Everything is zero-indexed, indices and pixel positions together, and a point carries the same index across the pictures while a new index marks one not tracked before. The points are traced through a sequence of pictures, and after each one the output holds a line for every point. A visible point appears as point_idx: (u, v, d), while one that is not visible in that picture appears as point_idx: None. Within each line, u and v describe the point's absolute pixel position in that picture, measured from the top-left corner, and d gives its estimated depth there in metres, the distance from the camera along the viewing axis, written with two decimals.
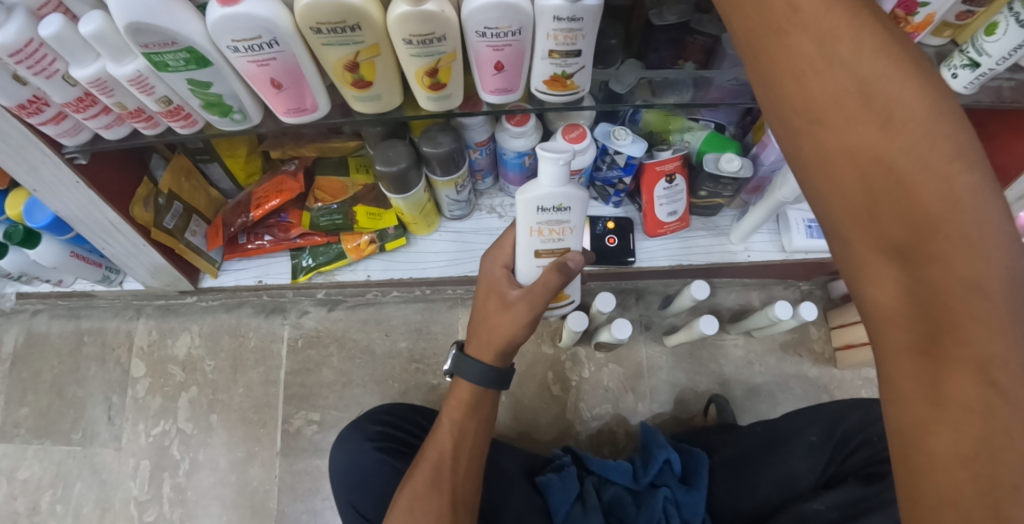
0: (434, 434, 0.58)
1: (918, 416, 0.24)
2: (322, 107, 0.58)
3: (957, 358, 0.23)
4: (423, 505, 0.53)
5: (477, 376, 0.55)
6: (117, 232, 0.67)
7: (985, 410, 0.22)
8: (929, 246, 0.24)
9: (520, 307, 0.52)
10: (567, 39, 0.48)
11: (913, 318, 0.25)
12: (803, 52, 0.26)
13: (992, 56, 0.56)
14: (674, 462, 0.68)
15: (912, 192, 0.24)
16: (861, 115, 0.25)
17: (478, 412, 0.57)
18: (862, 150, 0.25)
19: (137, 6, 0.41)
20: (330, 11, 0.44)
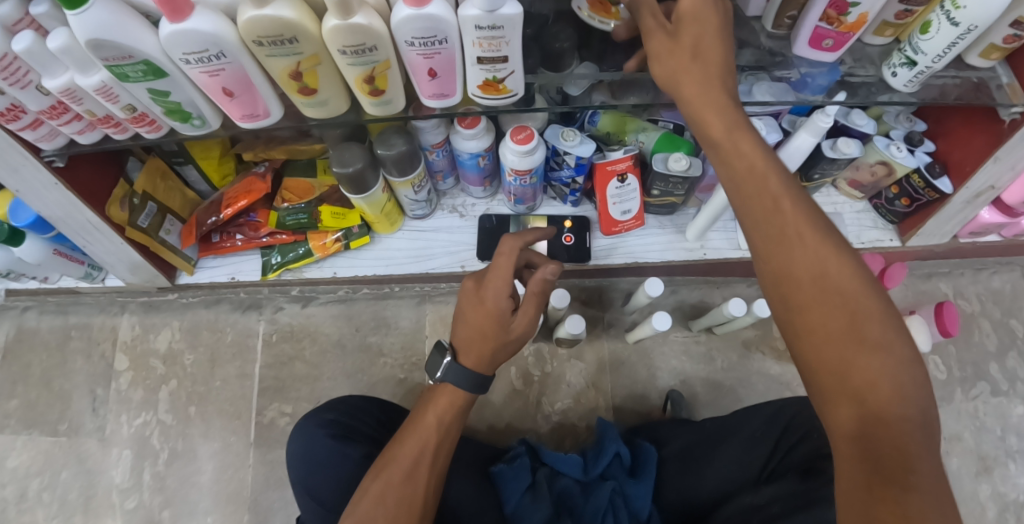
0: (415, 430, 0.60)
1: (842, 419, 0.33)
2: (274, 113, 0.61)
3: (856, 376, 0.33)
4: (397, 496, 0.55)
5: (461, 379, 0.61)
6: (96, 230, 0.71)
7: (873, 406, 0.32)
8: (828, 357, 0.34)
9: (496, 292, 0.61)
10: (491, 46, 0.50)
11: (826, 347, 0.34)
12: (748, 173, 0.38)
13: (927, 55, 0.57)
14: (623, 455, 0.71)
15: (815, 273, 0.35)
16: (788, 219, 0.36)
17: (462, 415, 0.62)
18: (786, 242, 0.36)
19: (96, 25, 0.44)
20: (268, 26, 0.47)
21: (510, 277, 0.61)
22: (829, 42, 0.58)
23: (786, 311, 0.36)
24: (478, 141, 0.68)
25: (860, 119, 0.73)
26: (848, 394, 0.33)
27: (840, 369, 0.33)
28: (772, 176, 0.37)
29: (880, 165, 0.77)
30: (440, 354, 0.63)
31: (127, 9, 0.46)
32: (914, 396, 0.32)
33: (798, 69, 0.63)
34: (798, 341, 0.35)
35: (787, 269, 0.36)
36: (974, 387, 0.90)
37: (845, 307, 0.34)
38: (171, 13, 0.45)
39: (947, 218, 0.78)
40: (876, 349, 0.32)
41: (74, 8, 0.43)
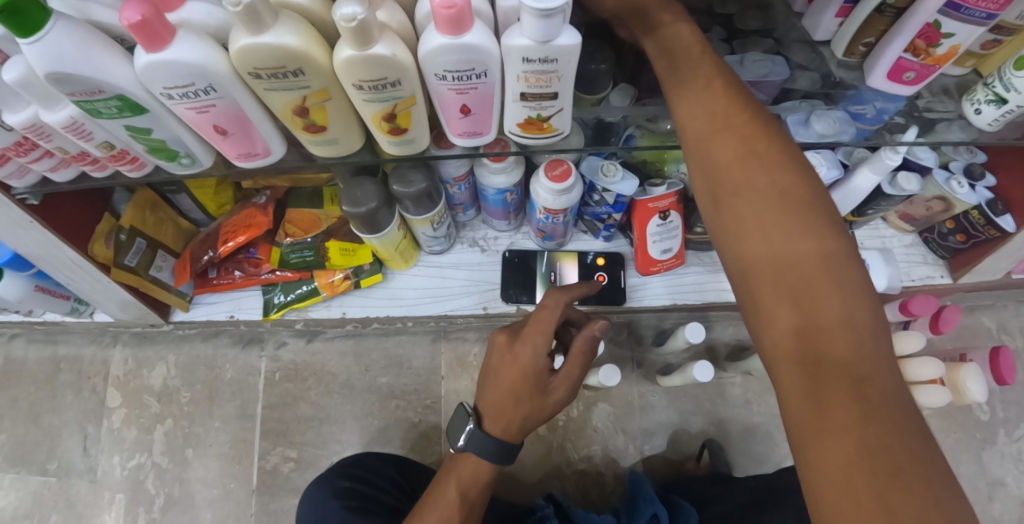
0: (437, 503, 0.55)
1: (810, 413, 0.31)
2: (275, 151, 0.54)
3: (839, 366, 0.31)
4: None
5: (486, 452, 0.56)
6: (78, 269, 0.62)
7: (850, 390, 0.30)
8: (807, 343, 0.33)
9: (527, 347, 0.56)
10: (539, 81, 0.43)
11: (800, 335, 0.33)
12: (726, 159, 0.39)
13: (1022, 92, 0.49)
14: (661, 517, 0.63)
15: (801, 262, 0.34)
16: (773, 204, 0.36)
17: (486, 489, 0.58)
18: (773, 228, 0.36)
19: (57, 56, 0.37)
20: (267, 57, 0.39)
21: (551, 333, 0.56)
22: (909, 75, 0.52)
23: (733, 230, 0.38)
24: (506, 175, 0.61)
25: (923, 152, 0.67)
26: (794, 305, 0.34)
27: (785, 281, 0.35)
28: (756, 164, 0.37)
29: (937, 200, 0.72)
30: (464, 419, 0.58)
31: (96, 35, 0.39)
32: (861, 307, 0.33)
33: (873, 103, 0.56)
34: (744, 257, 0.37)
35: (739, 192, 0.38)
36: (1018, 429, 0.85)
37: (790, 222, 0.35)
38: (148, 41, 0.37)
39: (1006, 256, 0.72)
40: (823, 264, 0.34)
41: (28, 37, 0.36)
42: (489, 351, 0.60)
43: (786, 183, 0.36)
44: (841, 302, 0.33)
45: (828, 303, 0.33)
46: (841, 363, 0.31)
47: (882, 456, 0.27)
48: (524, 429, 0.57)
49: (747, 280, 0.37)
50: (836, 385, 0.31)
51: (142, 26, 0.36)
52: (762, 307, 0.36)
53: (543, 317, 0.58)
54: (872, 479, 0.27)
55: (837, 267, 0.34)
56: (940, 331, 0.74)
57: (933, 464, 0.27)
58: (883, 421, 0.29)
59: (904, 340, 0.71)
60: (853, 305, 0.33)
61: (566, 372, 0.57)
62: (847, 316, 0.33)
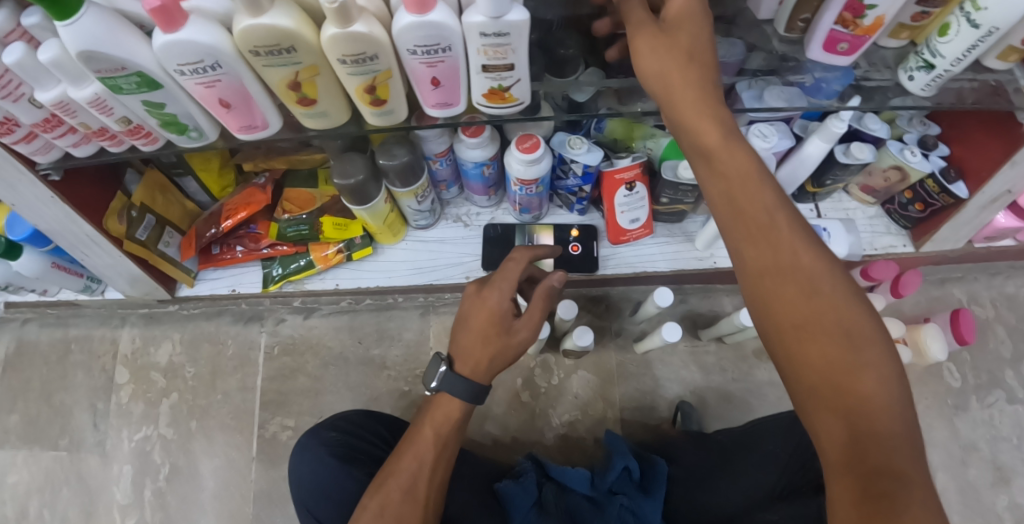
0: (414, 444, 0.59)
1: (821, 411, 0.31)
2: (273, 124, 0.60)
3: (848, 373, 0.30)
4: (396, 512, 0.54)
5: (461, 393, 0.60)
6: (94, 244, 0.69)
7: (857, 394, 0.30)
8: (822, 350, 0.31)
9: (494, 292, 0.62)
10: (497, 53, 0.48)
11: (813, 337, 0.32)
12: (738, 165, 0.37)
13: (946, 58, 0.54)
14: (632, 469, 0.68)
15: (812, 271, 0.33)
16: (778, 212, 0.35)
17: (458, 429, 0.61)
18: (784, 236, 0.34)
19: (87, 37, 0.43)
20: (263, 35, 0.45)
21: (515, 279, 0.62)
22: (843, 46, 0.56)
23: (762, 297, 0.34)
24: (482, 150, 0.67)
25: (874, 123, 0.71)
26: (833, 394, 0.30)
27: (821, 364, 0.31)
28: (761, 175, 0.36)
29: (893, 169, 0.76)
30: (437, 363, 0.62)
31: (120, 20, 0.45)
32: (897, 394, 0.30)
33: (812, 73, 0.61)
34: (771, 326, 0.33)
35: (770, 251, 0.34)
36: (989, 395, 0.88)
37: (818, 293, 0.32)
38: (165, 23, 0.44)
39: (963, 222, 0.77)
40: (860, 346, 0.31)
41: (64, 20, 0.42)
42: (461, 304, 0.65)
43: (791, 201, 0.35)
44: (849, 317, 0.32)
45: (837, 315, 0.32)
46: (852, 372, 0.30)
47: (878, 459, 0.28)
48: (491, 370, 0.61)
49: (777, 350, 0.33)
50: (842, 391, 0.30)
51: (161, 11, 0.42)
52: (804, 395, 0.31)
53: (511, 268, 0.64)
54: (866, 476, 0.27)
55: (872, 350, 0.30)
56: (901, 295, 0.78)
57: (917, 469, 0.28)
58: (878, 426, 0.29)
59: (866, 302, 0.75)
60: (892, 392, 0.30)
61: (529, 316, 0.63)
62: (888, 407, 0.29)
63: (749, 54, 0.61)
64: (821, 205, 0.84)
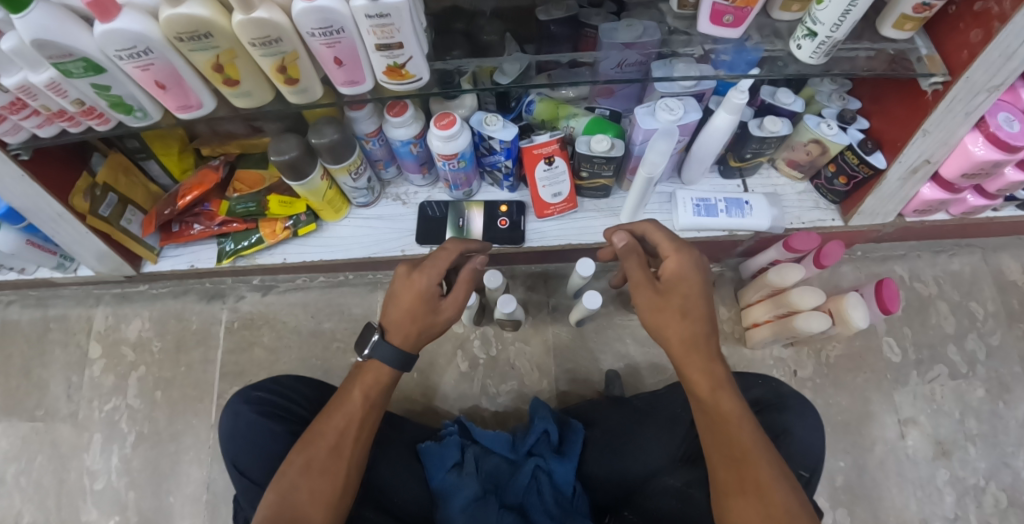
0: (343, 405, 0.62)
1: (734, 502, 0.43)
2: (207, 103, 0.66)
3: (755, 477, 0.43)
4: (323, 468, 0.57)
5: (390, 358, 0.63)
6: (62, 221, 0.76)
7: (759, 490, 0.42)
8: (732, 465, 0.44)
9: (420, 277, 0.64)
10: (384, 33, 0.54)
11: (728, 455, 0.45)
12: (676, 334, 0.50)
13: (825, 24, 0.57)
14: (551, 432, 0.72)
15: (726, 415, 0.47)
16: (704, 375, 0.49)
17: (387, 392, 0.64)
18: (708, 390, 0.49)
19: (36, 28, 0.50)
20: (181, 23, 0.51)
21: (446, 267, 0.65)
22: (729, 18, 0.59)
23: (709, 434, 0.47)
24: (406, 128, 0.72)
25: (786, 98, 0.73)
26: (752, 504, 0.42)
27: (744, 479, 0.43)
28: (695, 344, 0.50)
29: (813, 143, 0.78)
30: (369, 332, 0.64)
31: (66, 13, 0.52)
32: (795, 500, 0.42)
33: (703, 45, 0.65)
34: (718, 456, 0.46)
35: (718, 403, 0.48)
36: (930, 370, 0.89)
37: (741, 434, 0.46)
38: (100, 14, 0.50)
39: (885, 194, 0.79)
40: (771, 467, 0.43)
41: (18, 12, 0.48)
42: (393, 282, 0.68)
43: (711, 360, 0.50)
44: (747, 436, 0.46)
45: (740, 439, 0.46)
46: (754, 473, 0.43)
47: None
48: (419, 340, 0.65)
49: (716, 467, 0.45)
50: (748, 489, 0.43)
51: (94, 2, 0.48)
52: (725, 496, 0.44)
53: (441, 256, 0.67)
54: None
55: (778, 469, 0.44)
56: (824, 267, 0.79)
57: None
58: (776, 509, 0.41)
59: (786, 272, 0.76)
60: (794, 501, 0.42)
61: (453, 296, 0.66)
62: (789, 508, 0.41)
63: (665, 36, 0.66)
64: (750, 181, 0.86)
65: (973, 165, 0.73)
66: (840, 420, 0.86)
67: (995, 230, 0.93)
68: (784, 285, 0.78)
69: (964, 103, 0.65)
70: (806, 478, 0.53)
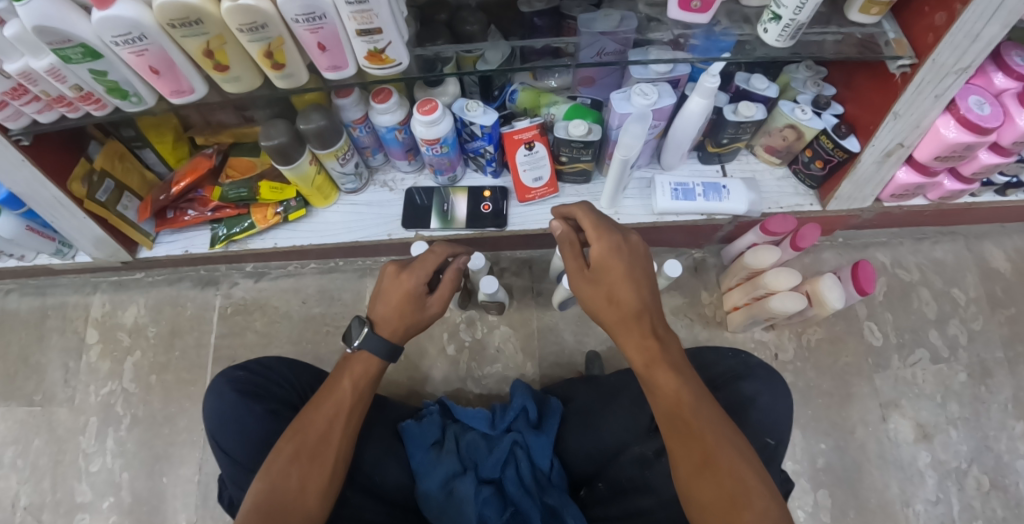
0: (333, 394, 0.61)
1: (687, 473, 0.44)
2: (198, 88, 0.68)
3: (701, 446, 0.44)
4: (312, 455, 0.56)
5: (378, 350, 0.64)
6: (61, 206, 0.79)
7: (706, 455, 0.44)
8: (681, 436, 0.46)
9: (409, 277, 0.66)
10: (364, 19, 0.56)
11: (675, 427, 0.46)
12: (613, 318, 0.51)
13: (788, 6, 0.59)
14: (529, 409, 0.74)
15: (670, 388, 0.48)
16: (644, 352, 0.50)
17: (376, 383, 0.64)
18: (650, 367, 0.50)
19: (38, 15, 0.53)
20: (173, 11, 0.54)
21: (433, 267, 0.66)
22: (696, 3, 0.61)
23: (662, 417, 0.48)
24: (391, 114, 0.74)
25: (761, 83, 0.75)
26: (703, 474, 0.43)
27: (699, 456, 0.44)
28: (631, 325, 0.50)
29: (788, 128, 0.80)
30: (358, 325, 0.65)
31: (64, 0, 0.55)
32: (741, 456, 0.44)
33: (672, 30, 0.66)
34: (673, 437, 0.46)
35: (664, 383, 0.49)
36: (911, 354, 0.90)
37: (692, 410, 0.47)
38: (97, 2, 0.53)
39: (861, 179, 0.81)
40: (727, 440, 0.45)
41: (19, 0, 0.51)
42: (381, 279, 0.70)
43: (649, 338, 0.50)
44: (693, 404, 0.47)
45: (685, 408, 0.47)
46: (701, 441, 0.45)
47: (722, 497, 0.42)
48: (407, 333, 0.66)
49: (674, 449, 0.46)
50: (698, 458, 0.44)
51: None
52: (678, 468, 0.45)
53: (429, 257, 0.69)
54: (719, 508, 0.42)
55: (731, 441, 0.45)
56: (802, 249, 0.80)
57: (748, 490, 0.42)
58: (725, 472, 0.43)
59: (762, 254, 0.78)
60: (748, 469, 0.43)
61: (440, 293, 0.68)
62: (744, 478, 0.42)
63: (641, 24, 0.68)
64: (730, 166, 0.88)
65: (946, 148, 0.74)
66: (821, 403, 0.87)
67: (976, 216, 0.94)
68: (761, 268, 0.79)
69: (932, 85, 0.66)
70: (772, 444, 0.59)
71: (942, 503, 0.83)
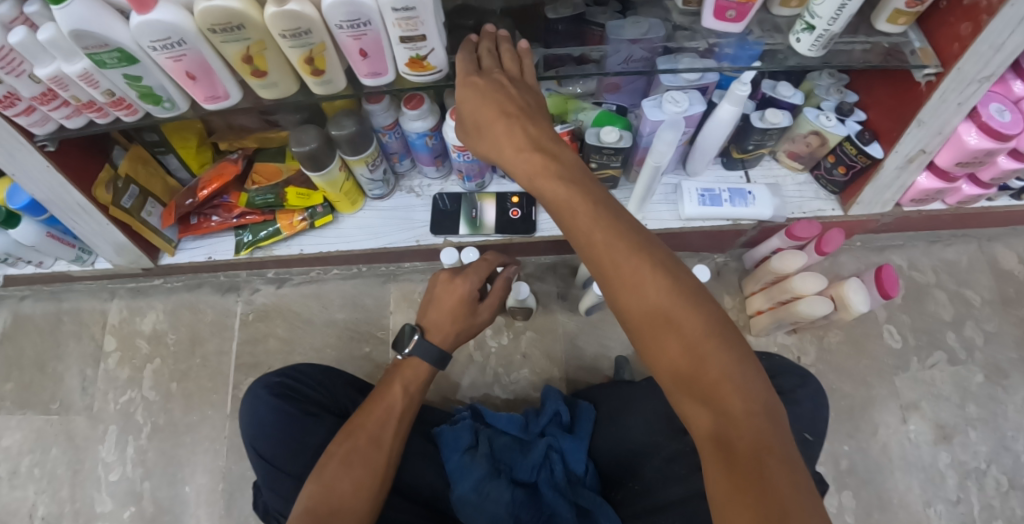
0: (384, 397, 0.64)
1: (652, 346, 0.41)
2: (233, 94, 0.68)
3: (659, 320, 0.41)
4: (364, 456, 0.58)
5: (430, 356, 0.67)
6: (83, 211, 0.78)
7: (667, 326, 0.41)
8: (640, 311, 0.42)
9: (461, 283, 0.69)
10: (409, 26, 0.57)
11: (630, 301, 0.42)
12: (556, 198, 0.49)
13: (822, 17, 0.60)
14: (562, 413, 0.75)
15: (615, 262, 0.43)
16: (586, 226, 0.46)
17: (424, 388, 0.67)
18: (593, 240, 0.45)
19: (76, 18, 0.52)
20: (217, 15, 0.54)
21: (485, 276, 0.70)
22: (732, 13, 0.62)
23: (636, 321, 0.42)
24: (423, 120, 0.74)
25: (787, 91, 0.76)
26: (665, 342, 0.40)
27: (687, 374, 0.39)
28: (565, 203, 0.48)
29: (813, 135, 0.81)
30: (410, 331, 0.68)
31: (102, 4, 0.54)
32: (699, 316, 0.40)
33: (707, 40, 0.67)
34: (653, 351, 0.41)
35: (633, 288, 0.42)
36: (929, 356, 0.91)
37: (678, 315, 0.41)
38: (138, 5, 0.52)
39: (883, 185, 0.82)
40: (717, 345, 0.39)
41: (58, 4, 0.50)
42: (431, 285, 0.72)
43: (583, 211, 0.46)
44: (643, 270, 0.42)
45: (639, 276, 0.42)
46: (659, 311, 0.41)
47: (691, 367, 0.39)
48: (458, 340, 0.70)
49: (658, 365, 0.41)
50: (662, 332, 0.41)
51: None
52: (644, 341, 0.42)
53: (479, 265, 0.72)
54: (690, 381, 0.39)
55: (718, 344, 0.39)
56: (826, 254, 0.81)
57: (716, 353, 0.39)
58: (689, 336, 0.40)
59: (789, 258, 0.79)
60: (727, 352, 0.39)
61: (490, 300, 0.72)
62: (739, 387, 0.38)
63: (671, 32, 0.69)
64: (753, 172, 0.89)
65: (968, 154, 0.75)
66: (844, 405, 0.89)
67: (990, 220, 0.96)
68: (787, 272, 0.81)
69: (956, 93, 0.68)
70: (810, 440, 0.60)
71: (963, 503, 0.84)
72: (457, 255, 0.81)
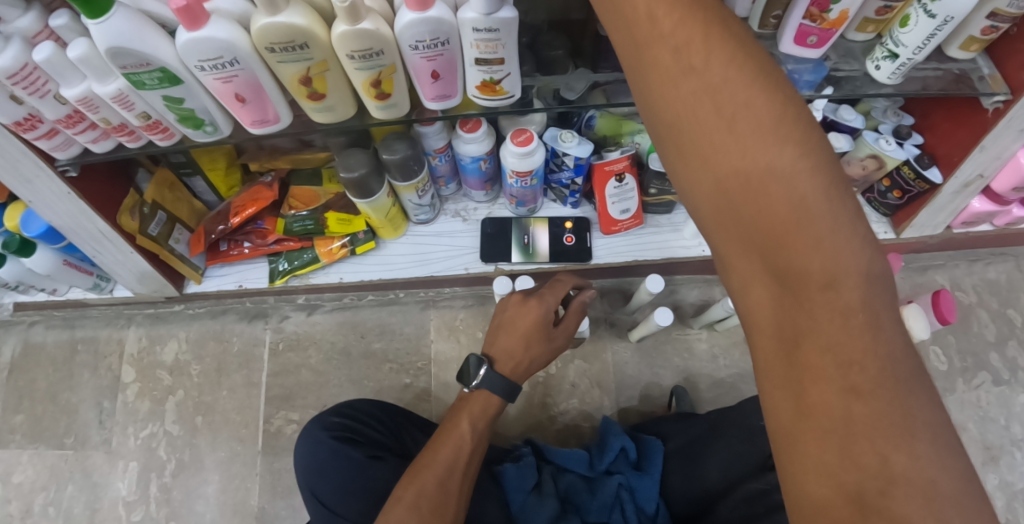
0: (452, 436, 0.60)
1: (717, 204, 0.29)
2: (284, 117, 0.62)
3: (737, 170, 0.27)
4: (433, 504, 0.53)
5: (499, 388, 0.64)
6: (105, 239, 0.71)
7: (748, 179, 0.27)
8: (720, 144, 0.28)
9: (534, 303, 0.67)
10: (488, 48, 0.52)
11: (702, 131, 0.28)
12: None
13: (908, 46, 0.58)
14: (629, 450, 0.72)
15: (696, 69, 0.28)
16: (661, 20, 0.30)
17: (492, 425, 0.63)
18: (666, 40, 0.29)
19: (116, 34, 0.45)
20: (279, 33, 0.48)
21: (561, 298, 0.68)
22: (813, 39, 0.60)
23: (704, 161, 0.29)
24: (478, 144, 0.70)
25: (848, 114, 0.76)
26: (740, 191, 0.27)
27: (769, 250, 0.27)
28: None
29: (870, 158, 0.80)
30: (477, 363, 0.64)
31: (145, 19, 0.47)
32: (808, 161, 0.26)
33: (786, 65, 0.64)
34: (719, 208, 0.29)
35: (718, 110, 0.28)
36: (975, 377, 0.91)
37: (777, 154, 0.27)
38: (189, 22, 0.45)
39: (939, 207, 0.82)
40: (831, 214, 0.26)
41: (95, 18, 0.43)
42: (500, 308, 0.70)
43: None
44: (738, 85, 0.27)
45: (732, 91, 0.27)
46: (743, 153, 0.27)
47: (775, 240, 0.27)
48: (530, 369, 0.67)
49: (709, 223, 0.30)
50: (742, 187, 0.27)
51: (186, 9, 0.44)
52: (709, 188, 0.29)
53: (556, 286, 0.70)
54: (769, 262, 0.27)
55: (833, 212, 0.26)
56: None
57: (818, 222, 0.26)
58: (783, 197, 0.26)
59: None
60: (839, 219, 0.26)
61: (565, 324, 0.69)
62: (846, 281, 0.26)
63: None
64: None
65: None
66: None
67: None
68: None
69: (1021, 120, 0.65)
70: None
71: None
72: (509, 285, 0.76)
